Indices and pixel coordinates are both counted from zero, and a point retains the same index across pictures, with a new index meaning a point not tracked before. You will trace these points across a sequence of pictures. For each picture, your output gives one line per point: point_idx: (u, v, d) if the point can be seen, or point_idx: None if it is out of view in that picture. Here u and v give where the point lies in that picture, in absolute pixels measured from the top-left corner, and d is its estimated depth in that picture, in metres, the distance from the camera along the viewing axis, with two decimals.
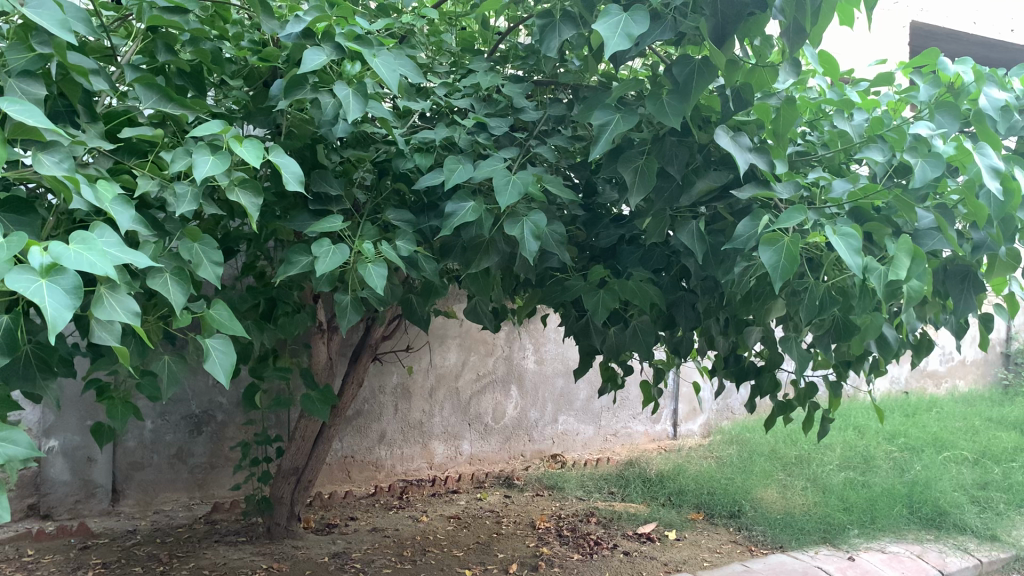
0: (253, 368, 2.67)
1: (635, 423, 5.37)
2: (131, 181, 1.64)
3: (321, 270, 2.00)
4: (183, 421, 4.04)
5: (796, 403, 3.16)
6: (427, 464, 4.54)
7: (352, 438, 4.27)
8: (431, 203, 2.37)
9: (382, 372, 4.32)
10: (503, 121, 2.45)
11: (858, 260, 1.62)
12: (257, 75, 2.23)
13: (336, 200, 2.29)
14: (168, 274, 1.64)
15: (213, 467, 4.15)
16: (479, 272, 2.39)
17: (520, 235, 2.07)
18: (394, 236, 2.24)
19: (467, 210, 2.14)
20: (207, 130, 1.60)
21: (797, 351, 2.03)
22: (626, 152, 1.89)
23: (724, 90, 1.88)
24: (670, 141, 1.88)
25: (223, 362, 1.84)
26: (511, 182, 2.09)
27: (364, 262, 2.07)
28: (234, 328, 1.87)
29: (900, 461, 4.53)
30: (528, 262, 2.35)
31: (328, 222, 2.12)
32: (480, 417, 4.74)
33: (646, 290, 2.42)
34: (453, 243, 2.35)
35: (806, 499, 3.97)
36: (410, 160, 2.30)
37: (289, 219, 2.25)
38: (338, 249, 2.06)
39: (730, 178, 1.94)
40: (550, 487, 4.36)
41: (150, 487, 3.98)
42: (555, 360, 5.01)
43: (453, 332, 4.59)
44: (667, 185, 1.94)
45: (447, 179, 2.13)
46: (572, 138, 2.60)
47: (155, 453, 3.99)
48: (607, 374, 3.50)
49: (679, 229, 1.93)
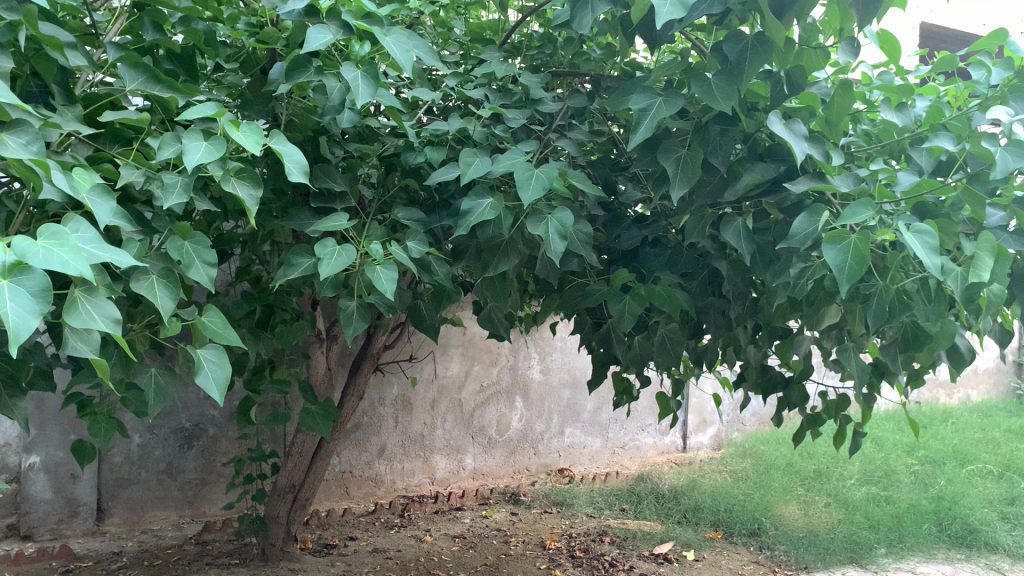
0: (248, 380, 2.47)
1: (643, 435, 5.18)
2: (113, 170, 1.45)
3: (326, 273, 1.80)
4: (172, 435, 3.84)
5: (826, 416, 2.98)
6: (429, 479, 4.34)
7: (351, 452, 4.07)
8: (442, 200, 2.18)
9: (382, 383, 4.13)
10: (521, 112, 2.26)
11: (936, 260, 1.44)
12: (254, 61, 2.05)
13: (340, 196, 2.10)
14: (154, 276, 1.44)
15: (205, 484, 3.94)
16: (496, 277, 2.20)
17: (545, 234, 1.87)
18: (404, 236, 2.04)
19: (487, 207, 1.94)
20: (199, 112, 1.41)
21: (854, 363, 1.89)
22: (665, 141, 1.70)
23: (773, 73, 1.70)
24: (713, 131, 1.70)
25: (217, 373, 1.64)
26: (534, 176, 1.90)
27: (373, 265, 1.87)
28: (228, 336, 1.67)
29: (922, 475, 4.34)
30: (550, 264, 2.16)
31: (332, 221, 1.93)
32: (484, 429, 4.54)
33: (676, 295, 2.24)
34: (468, 244, 2.16)
35: (830, 517, 3.78)
36: (420, 155, 2.11)
37: (289, 217, 2.06)
38: (345, 249, 1.87)
39: (781, 171, 1.75)
40: (558, 504, 4.16)
41: (137, 505, 3.77)
42: (562, 370, 4.82)
43: (456, 340, 4.39)
44: (710, 178, 1.76)
45: (463, 172, 1.95)
46: (593, 132, 2.42)
47: (143, 469, 3.78)
48: (623, 385, 3.31)
49: (723, 227, 1.75)
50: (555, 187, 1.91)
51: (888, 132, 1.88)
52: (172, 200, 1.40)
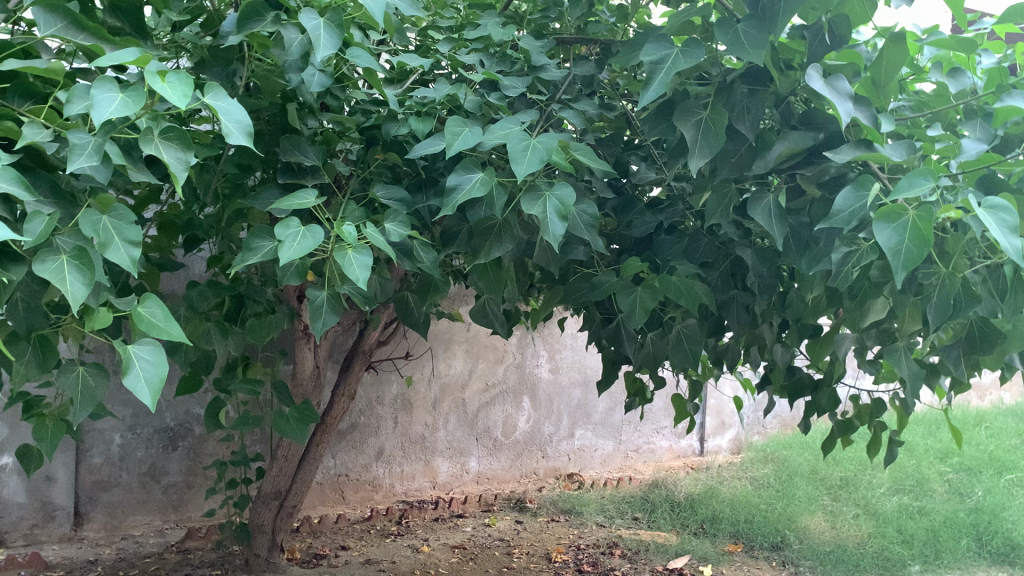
0: (217, 380, 2.23)
1: (658, 438, 4.91)
2: (14, 129, 1.20)
3: (287, 258, 1.55)
4: (155, 435, 3.61)
5: (857, 422, 2.71)
6: (430, 484, 4.10)
7: (346, 454, 3.83)
8: (430, 178, 1.93)
9: (379, 382, 3.88)
10: (520, 80, 2.00)
11: (1015, 242, 1.17)
12: (213, 18, 1.80)
13: (312, 171, 1.87)
14: (64, 257, 1.20)
15: (190, 487, 3.71)
16: (490, 265, 1.94)
17: (541, 214, 1.61)
18: (383, 217, 1.79)
19: (476, 182, 1.69)
20: (111, 59, 1.17)
21: (906, 366, 1.67)
22: (684, 102, 1.44)
23: (810, 24, 1.44)
24: (740, 91, 1.46)
25: (149, 374, 1.38)
26: (530, 147, 1.64)
27: (343, 249, 1.62)
28: (165, 336, 1.44)
29: (957, 485, 4.05)
30: (551, 251, 1.90)
31: (298, 198, 1.67)
32: (489, 431, 4.29)
33: (694, 287, 1.97)
34: (458, 227, 1.91)
35: (860, 530, 3.49)
36: (404, 126, 1.87)
37: (253, 195, 1.82)
38: (311, 231, 1.62)
39: (820, 140, 1.48)
40: (566, 512, 3.90)
41: (118, 510, 3.55)
42: (572, 369, 4.55)
43: (459, 337, 4.14)
44: (736, 148, 1.50)
45: (449, 143, 1.70)
46: (602, 105, 2.16)
47: (124, 471, 3.56)
48: (636, 387, 3.05)
49: (751, 204, 1.48)
50: (555, 160, 1.65)
51: (945, 97, 1.63)
52: (79, 163, 1.16)
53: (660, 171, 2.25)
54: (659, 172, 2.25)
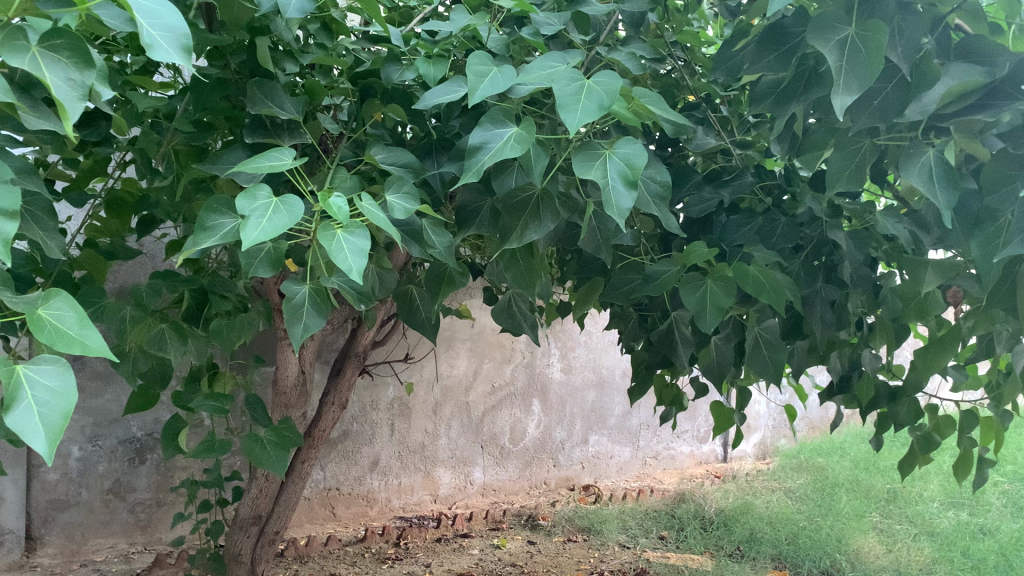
0: (176, 395, 1.81)
1: (679, 443, 4.50)
2: None
3: (252, 240, 1.11)
4: (120, 447, 3.18)
5: (940, 438, 2.30)
6: (431, 497, 3.68)
7: (337, 466, 3.40)
8: (443, 140, 1.51)
9: (374, 385, 3.45)
10: (556, 17, 1.56)
11: None
12: None
13: (289, 128, 1.45)
14: None
15: (160, 505, 3.27)
16: (518, 252, 1.50)
17: (600, 181, 1.18)
18: (384, 186, 1.35)
19: (509, 139, 1.26)
20: None
21: None
22: (821, 12, 1.03)
23: None
24: (890, 2, 1.04)
25: (46, 408, 0.93)
26: (585, 89, 1.19)
27: (330, 229, 1.18)
28: (73, 350, 0.99)
29: (1015, 497, 3.66)
30: (600, 233, 1.47)
31: (270, 158, 1.24)
32: (495, 438, 3.86)
33: (778, 277, 1.54)
34: (478, 203, 1.48)
35: (921, 554, 3.09)
36: (410, 71, 1.46)
37: (212, 157, 1.40)
38: (287, 202, 1.19)
39: (998, 77, 1.06)
40: (584, 530, 3.47)
41: (77, 532, 3.11)
42: (586, 369, 4.13)
43: (463, 334, 3.71)
44: (882, 86, 1.10)
45: (472, 86, 1.26)
46: (653, 52, 1.74)
47: (84, 488, 3.12)
48: (672, 395, 2.63)
49: (904, 163, 1.10)
50: (618, 108, 1.21)
51: None
52: None
53: (720, 136, 1.83)
54: (720, 137, 1.84)
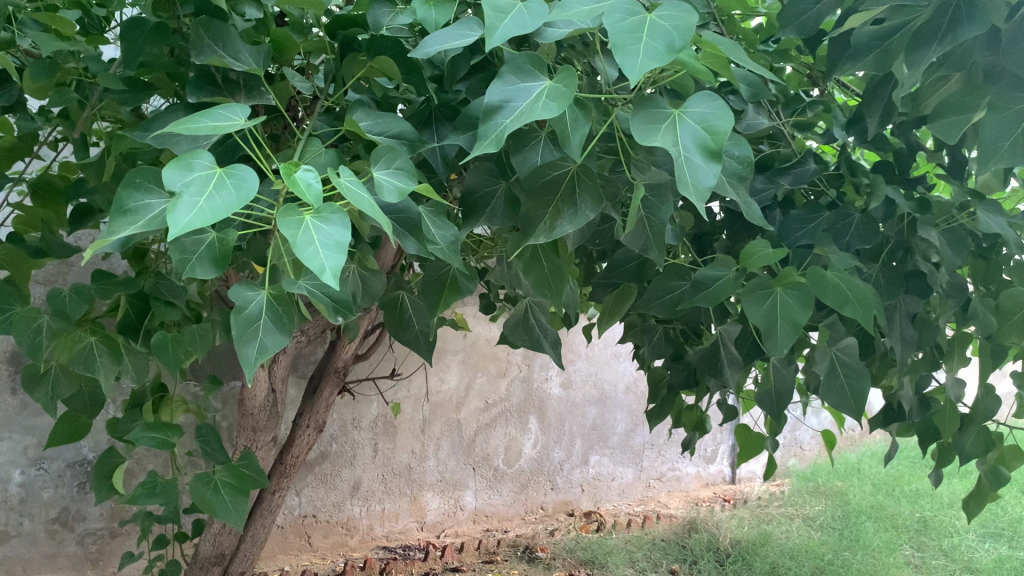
0: (110, 425, 1.47)
1: (684, 463, 4.19)
2: None
3: (184, 226, 0.74)
4: (68, 471, 2.82)
5: (1010, 475, 1.99)
6: (417, 525, 3.34)
7: (314, 491, 3.06)
8: (446, 107, 1.18)
9: (356, 402, 3.12)
10: None
11: None
12: None
13: (246, 85, 1.12)
14: None
15: (114, 536, 2.91)
16: (540, 252, 1.16)
17: (670, 150, 0.85)
18: (371, 159, 1.02)
19: (540, 96, 0.93)
20: None
21: None
22: None
23: None
24: None
25: None
26: (649, 24, 0.86)
27: (295, 214, 0.82)
28: None
29: None
30: (646, 226, 1.15)
31: (217, 115, 0.90)
32: (488, 459, 3.53)
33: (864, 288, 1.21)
34: (489, 186, 1.15)
35: None
36: (405, 14, 1.15)
37: (143, 120, 1.08)
38: (237, 176, 0.81)
39: None
40: (587, 563, 3.13)
41: (18, 567, 2.75)
42: (587, 385, 3.81)
43: (453, 346, 3.37)
44: None
45: (490, 25, 0.92)
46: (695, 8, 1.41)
47: (26, 517, 2.76)
48: (693, 420, 2.31)
49: None
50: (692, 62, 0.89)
51: None
52: None
53: (774, 116, 1.51)
54: (772, 116, 1.52)
